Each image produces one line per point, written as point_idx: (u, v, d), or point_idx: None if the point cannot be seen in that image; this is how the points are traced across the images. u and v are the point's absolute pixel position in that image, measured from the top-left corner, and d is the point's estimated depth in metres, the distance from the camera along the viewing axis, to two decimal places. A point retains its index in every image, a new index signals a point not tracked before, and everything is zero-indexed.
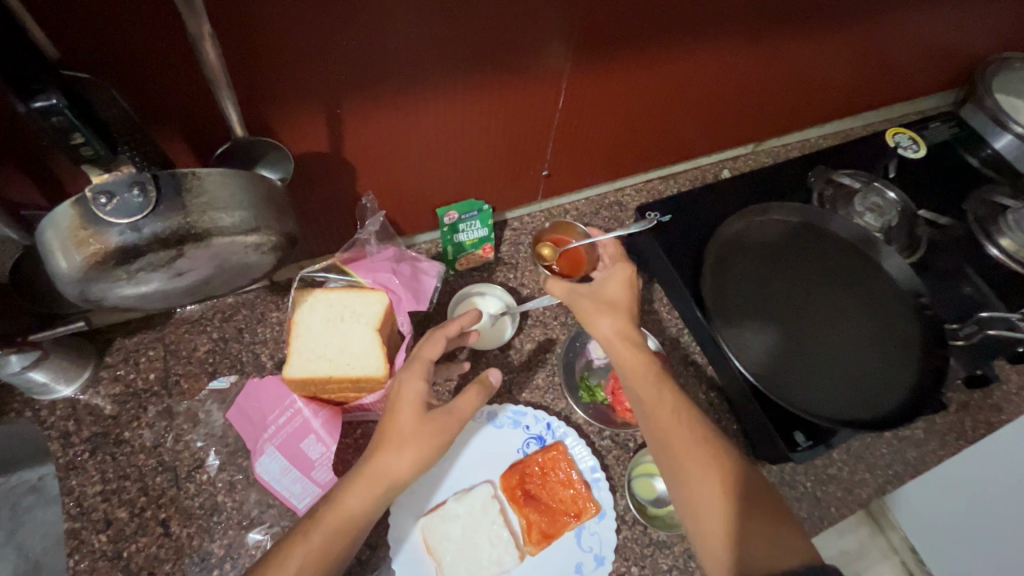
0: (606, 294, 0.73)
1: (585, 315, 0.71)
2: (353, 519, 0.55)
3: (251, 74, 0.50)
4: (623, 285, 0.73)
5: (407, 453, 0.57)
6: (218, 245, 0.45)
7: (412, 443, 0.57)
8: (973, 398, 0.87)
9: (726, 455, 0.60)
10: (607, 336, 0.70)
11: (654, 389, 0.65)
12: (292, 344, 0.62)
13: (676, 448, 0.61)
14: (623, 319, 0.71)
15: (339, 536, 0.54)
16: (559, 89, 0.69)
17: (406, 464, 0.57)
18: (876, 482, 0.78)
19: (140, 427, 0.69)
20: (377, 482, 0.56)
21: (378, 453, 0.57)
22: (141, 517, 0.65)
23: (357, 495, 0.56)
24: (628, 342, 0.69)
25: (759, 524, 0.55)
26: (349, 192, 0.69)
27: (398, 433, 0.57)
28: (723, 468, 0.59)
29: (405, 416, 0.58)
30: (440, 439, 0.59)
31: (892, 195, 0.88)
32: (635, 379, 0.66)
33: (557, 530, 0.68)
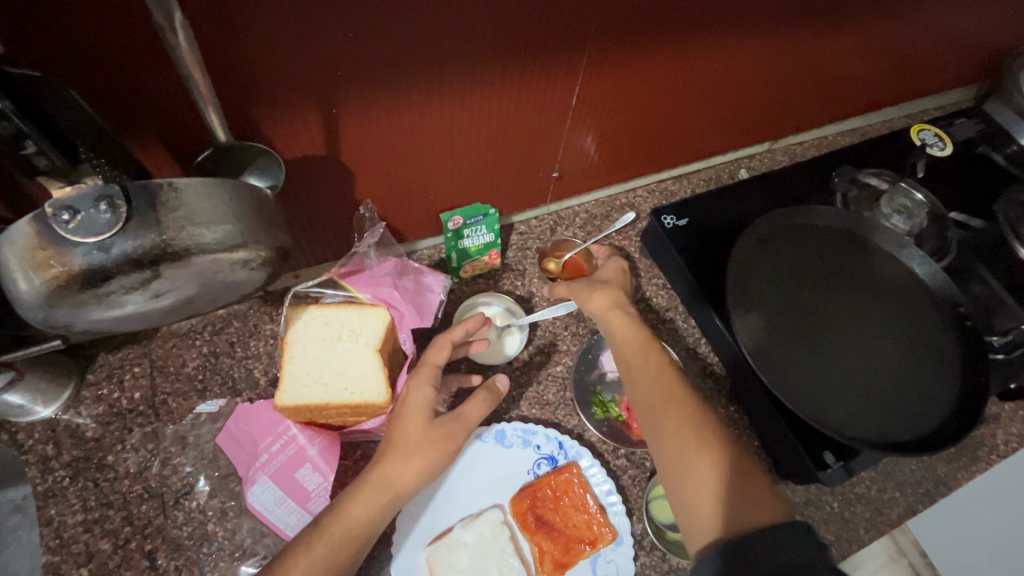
0: (600, 277, 0.73)
1: (579, 293, 0.71)
2: (355, 536, 0.50)
3: (238, 73, 0.45)
4: (617, 270, 0.74)
5: (414, 465, 0.53)
6: (201, 263, 0.40)
7: (421, 454, 0.53)
8: (1005, 410, 0.82)
9: (707, 415, 0.57)
10: (600, 307, 0.68)
11: (641, 351, 0.63)
12: (285, 366, 0.58)
13: (658, 408, 0.58)
14: (614, 290, 0.69)
15: (339, 554, 0.49)
16: (574, 87, 0.64)
17: (415, 477, 0.53)
18: (906, 501, 0.74)
19: (124, 451, 0.65)
20: (381, 497, 0.52)
21: (384, 460, 0.53)
22: (126, 548, 0.60)
23: (358, 514, 0.51)
24: (621, 311, 0.67)
25: (737, 483, 0.52)
26: (347, 199, 0.64)
27: (404, 442, 0.53)
28: (703, 426, 0.56)
29: (413, 423, 0.54)
30: (450, 449, 0.55)
31: (919, 196, 0.83)
32: (621, 342, 0.65)
33: (571, 559, 0.64)
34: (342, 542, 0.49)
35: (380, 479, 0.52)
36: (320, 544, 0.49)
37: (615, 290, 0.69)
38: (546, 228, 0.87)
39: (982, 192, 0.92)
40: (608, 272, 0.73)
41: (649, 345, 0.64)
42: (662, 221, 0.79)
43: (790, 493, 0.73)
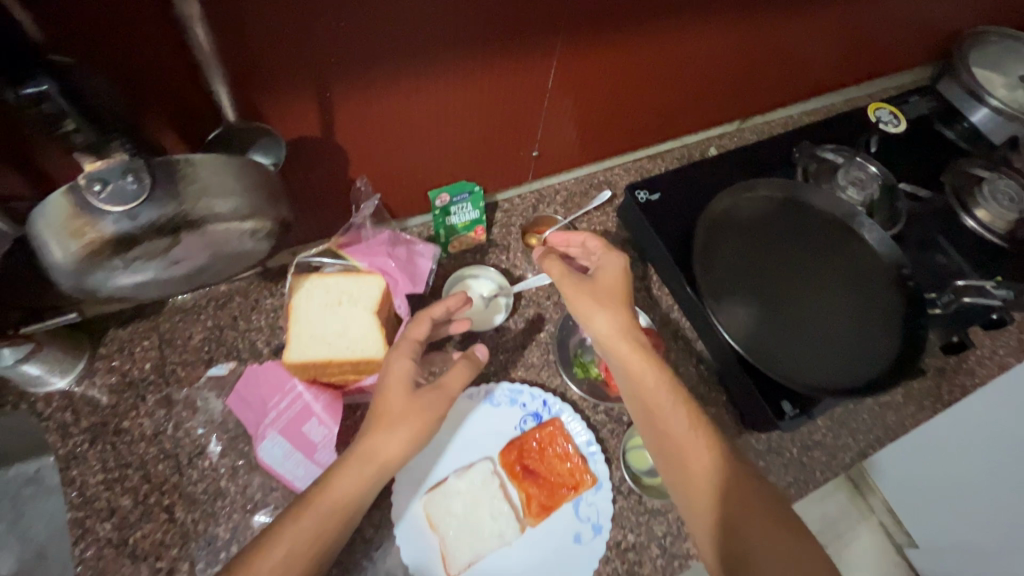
0: (599, 284, 0.70)
1: (585, 311, 0.68)
2: (341, 507, 0.55)
3: (241, 58, 0.49)
4: (616, 274, 0.71)
5: (399, 434, 0.57)
6: (214, 230, 0.46)
7: (403, 424, 0.57)
8: (949, 363, 0.90)
9: (726, 459, 0.60)
10: (610, 335, 0.67)
11: (655, 394, 0.63)
12: (290, 328, 0.63)
13: (678, 458, 0.60)
14: (620, 311, 0.68)
15: (326, 524, 0.54)
16: (550, 69, 0.69)
17: (398, 447, 0.57)
18: (858, 445, 0.82)
19: (139, 416, 0.70)
20: (366, 468, 0.56)
21: (370, 433, 0.57)
22: (146, 503, 0.65)
23: (343, 485, 0.55)
24: (633, 344, 0.66)
25: (776, 538, 0.54)
26: (342, 177, 0.69)
27: (388, 415, 0.57)
28: (721, 473, 0.58)
29: (395, 396, 0.58)
30: (432, 417, 0.59)
31: (873, 168, 0.91)
32: (637, 385, 0.64)
33: (555, 502, 0.70)
34: (330, 512, 0.54)
35: (365, 452, 0.56)
36: (304, 520, 0.53)
37: (622, 313, 0.68)
38: (528, 206, 0.93)
39: (932, 165, 0.99)
40: (605, 277, 0.70)
41: (664, 386, 0.63)
42: (636, 196, 0.85)
43: (755, 441, 0.80)
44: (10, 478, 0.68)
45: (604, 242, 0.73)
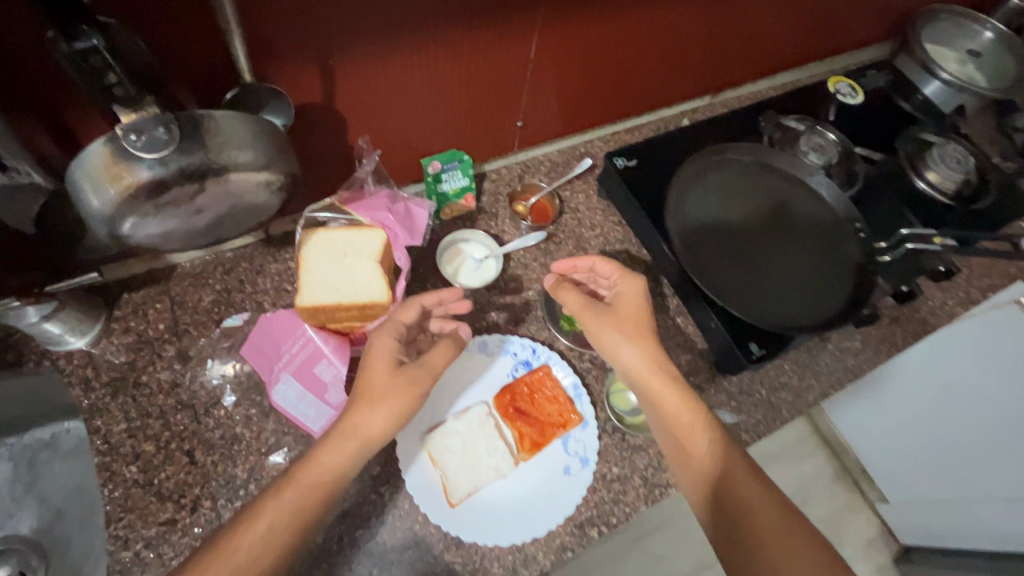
0: (620, 310, 0.75)
1: (613, 341, 0.73)
2: (322, 483, 0.59)
3: (253, 26, 0.54)
4: (635, 303, 0.75)
5: (381, 410, 0.61)
6: (235, 180, 0.51)
7: (384, 400, 0.61)
8: (903, 313, 0.99)
9: (736, 463, 0.65)
10: (636, 364, 0.72)
11: (675, 411, 0.69)
12: (302, 277, 0.68)
13: (690, 465, 0.67)
14: (642, 336, 0.73)
15: (306, 499, 0.58)
16: (532, 41, 0.74)
17: (378, 425, 0.61)
18: (820, 386, 0.90)
19: (156, 371, 0.75)
20: (349, 442, 0.60)
21: (354, 410, 0.61)
22: (168, 449, 0.71)
23: (326, 462, 0.59)
24: (659, 372, 0.71)
25: (795, 546, 0.58)
26: (341, 144, 0.74)
27: (370, 391, 0.61)
28: (731, 476, 0.64)
29: (377, 372, 0.62)
30: (413, 393, 0.63)
31: (831, 136, 0.98)
32: (659, 405, 0.70)
33: (546, 439, 0.76)
34: (311, 488, 0.58)
35: (346, 429, 0.60)
36: (285, 494, 0.58)
37: (648, 343, 0.73)
38: (515, 175, 0.99)
39: (886, 133, 1.07)
40: (626, 305, 0.75)
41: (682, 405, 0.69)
42: (615, 162, 0.92)
43: (727, 384, 0.87)
44: (26, 442, 0.78)
45: (621, 267, 0.78)
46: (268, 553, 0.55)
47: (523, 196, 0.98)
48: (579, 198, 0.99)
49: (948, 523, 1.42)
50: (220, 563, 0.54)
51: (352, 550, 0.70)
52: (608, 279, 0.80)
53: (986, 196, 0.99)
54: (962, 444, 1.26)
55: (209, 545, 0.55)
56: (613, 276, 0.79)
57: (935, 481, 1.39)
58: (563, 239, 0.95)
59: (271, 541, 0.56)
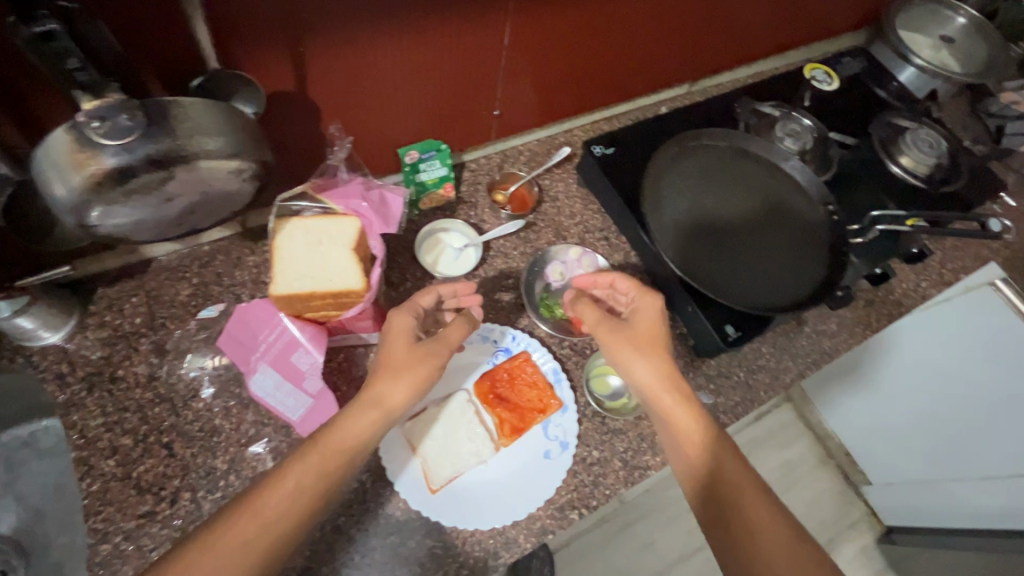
0: (637, 331, 0.73)
1: (626, 357, 0.71)
2: (348, 447, 0.62)
3: (219, 13, 0.54)
4: (652, 319, 0.74)
5: (403, 381, 0.66)
6: (205, 167, 0.51)
7: (405, 372, 0.66)
8: (878, 295, 1.01)
9: (747, 487, 0.64)
10: (647, 381, 0.70)
11: (689, 433, 0.67)
12: (276, 266, 0.63)
13: (687, 469, 0.67)
14: (660, 358, 0.71)
15: (332, 462, 0.61)
16: (505, 27, 0.74)
17: (399, 395, 0.65)
18: (797, 367, 0.92)
19: (133, 365, 0.74)
20: (373, 412, 0.64)
21: (377, 382, 0.65)
22: (146, 442, 0.70)
23: (352, 428, 0.63)
24: (672, 390, 0.69)
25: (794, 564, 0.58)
26: (316, 134, 0.74)
27: (392, 364, 0.66)
28: (742, 500, 0.63)
29: (398, 347, 0.67)
30: (431, 366, 0.67)
31: (807, 122, 1.00)
32: (673, 426, 0.68)
33: (526, 424, 0.77)
34: (337, 451, 0.62)
35: (370, 398, 0.64)
36: (311, 456, 0.60)
37: (662, 359, 0.71)
38: (494, 165, 0.99)
39: (860, 119, 1.09)
40: (643, 326, 0.74)
41: (698, 429, 0.67)
42: (593, 149, 0.93)
43: (706, 368, 0.89)
44: (3, 442, 0.76)
45: (637, 284, 0.77)
46: (295, 510, 0.58)
47: (502, 185, 0.98)
48: (558, 187, 0.99)
49: (928, 502, 1.45)
50: (249, 519, 0.57)
51: (334, 538, 0.70)
52: (626, 296, 0.79)
53: (959, 177, 1.01)
54: (942, 424, 1.29)
55: (237, 502, 0.58)
56: (632, 292, 0.77)
57: (915, 461, 1.42)
58: (543, 227, 0.95)
59: (298, 498, 0.59)
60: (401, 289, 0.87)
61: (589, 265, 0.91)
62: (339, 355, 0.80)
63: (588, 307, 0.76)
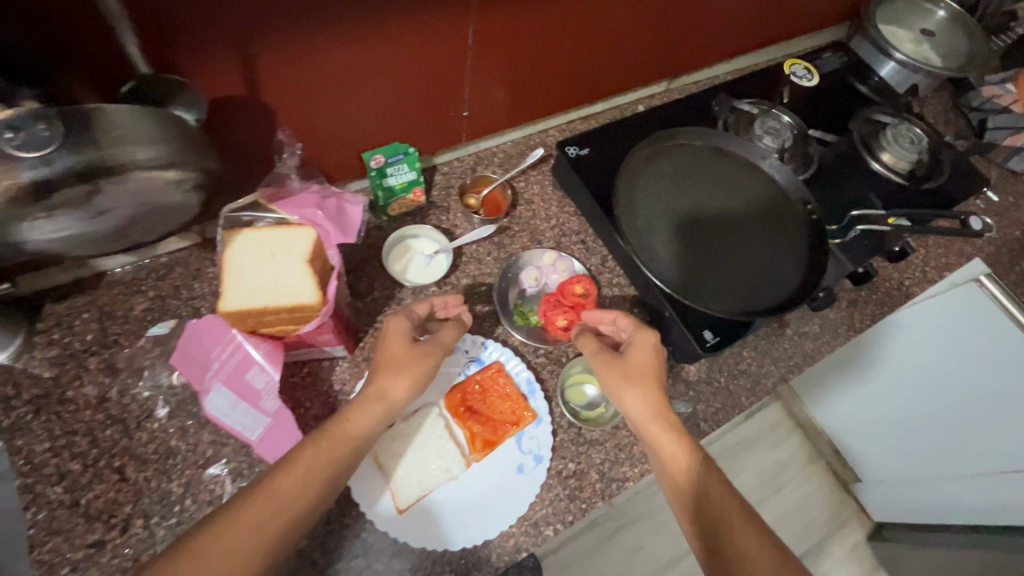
0: (630, 364, 0.72)
1: (615, 387, 0.71)
2: (356, 435, 0.63)
3: (152, 14, 0.50)
4: (646, 351, 0.73)
5: (403, 377, 0.67)
6: (136, 178, 0.48)
7: (405, 369, 0.68)
8: (861, 295, 0.99)
9: (733, 513, 0.61)
10: (637, 412, 0.69)
11: (676, 460, 0.65)
12: (225, 280, 0.60)
13: (677, 496, 0.65)
14: (651, 392, 0.69)
15: (341, 451, 0.61)
16: (469, 27, 0.71)
17: (403, 388, 0.67)
18: (779, 371, 0.90)
19: (83, 385, 0.71)
20: (377, 406, 0.65)
21: (378, 377, 0.67)
22: (96, 466, 0.67)
23: (360, 418, 0.64)
24: (661, 419, 0.68)
25: None
26: (271, 139, 0.71)
27: (392, 361, 0.68)
28: (730, 528, 0.60)
29: (396, 346, 0.69)
30: (429, 362, 0.69)
31: (786, 119, 0.98)
32: (659, 452, 0.67)
33: (498, 438, 0.74)
34: (346, 440, 0.62)
35: (374, 392, 0.65)
36: (323, 442, 0.61)
37: (652, 389, 0.70)
38: (466, 167, 0.96)
39: (841, 115, 1.07)
40: (636, 358, 0.72)
41: (682, 456, 0.65)
42: (566, 151, 0.90)
43: (686, 374, 0.86)
44: None
45: (632, 319, 0.76)
46: (308, 492, 0.58)
47: (474, 188, 0.95)
48: (533, 189, 0.96)
49: (918, 499, 1.44)
50: (265, 497, 0.56)
51: (298, 562, 0.67)
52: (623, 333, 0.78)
53: (942, 174, 0.99)
54: (929, 422, 1.28)
55: (248, 490, 0.56)
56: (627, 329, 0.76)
57: (903, 459, 1.41)
58: (517, 231, 0.92)
59: (310, 484, 0.58)
60: (369, 299, 0.83)
61: (564, 270, 0.89)
62: (305, 368, 0.77)
63: (588, 339, 0.76)
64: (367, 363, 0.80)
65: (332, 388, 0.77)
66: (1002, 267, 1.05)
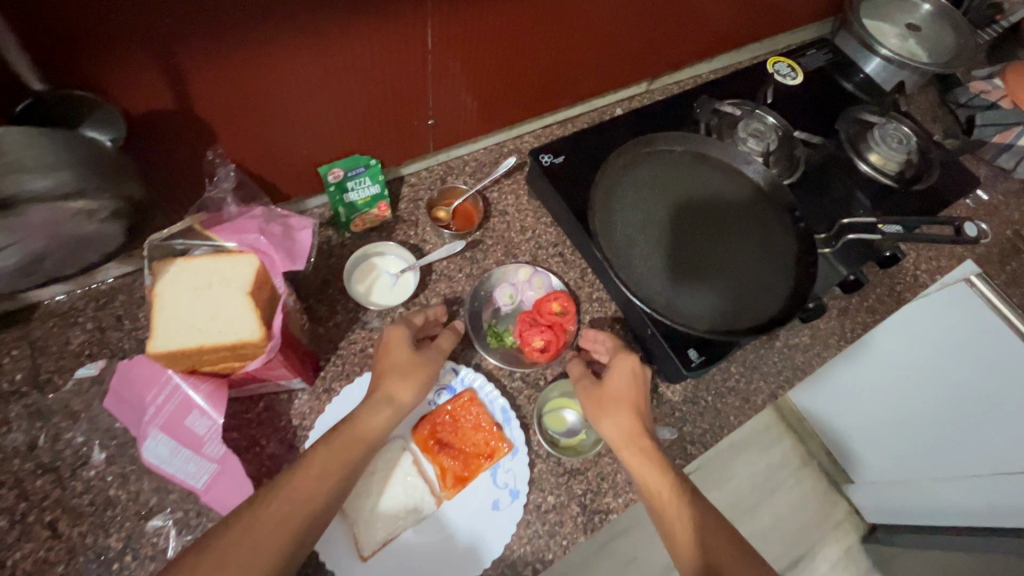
0: (608, 392, 0.69)
1: (591, 414, 0.69)
2: (365, 438, 0.61)
3: (51, 23, 0.44)
4: (625, 374, 0.70)
5: (409, 380, 0.67)
6: (39, 212, 0.43)
7: (411, 373, 0.67)
8: (852, 302, 0.95)
9: (716, 531, 0.59)
10: (614, 438, 0.66)
11: (659, 480, 0.63)
12: (155, 317, 0.55)
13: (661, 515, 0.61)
14: (626, 416, 0.66)
15: (353, 453, 0.60)
16: (426, 29, 0.65)
17: (409, 392, 0.66)
18: (769, 388, 0.85)
19: (10, 431, 0.64)
20: (386, 411, 0.64)
21: (384, 381, 0.66)
22: (25, 522, 0.61)
23: (370, 421, 0.63)
24: (636, 446, 0.65)
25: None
26: (206, 158, 0.64)
27: (396, 366, 0.67)
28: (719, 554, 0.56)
29: (400, 352, 0.68)
30: (434, 367, 0.69)
31: (771, 119, 0.94)
32: (637, 476, 0.64)
33: (471, 472, 0.69)
34: (356, 442, 0.61)
35: (382, 396, 0.64)
36: (337, 442, 0.60)
37: (628, 412, 0.67)
38: (436, 178, 0.91)
39: (828, 114, 1.02)
40: (613, 382, 0.70)
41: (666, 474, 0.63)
42: (540, 159, 0.84)
43: (671, 394, 0.81)
44: None
45: (613, 343, 0.74)
46: (324, 488, 0.56)
47: (442, 201, 0.89)
48: (507, 200, 0.91)
49: (912, 506, 1.41)
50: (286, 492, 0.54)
51: None
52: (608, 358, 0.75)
53: (931, 174, 0.94)
54: (920, 432, 1.23)
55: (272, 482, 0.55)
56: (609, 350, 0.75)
57: (891, 461, 1.37)
58: (491, 245, 0.87)
59: (325, 484, 0.57)
60: (331, 324, 0.78)
61: (541, 286, 0.83)
62: (260, 403, 0.72)
63: (578, 363, 0.75)
64: (329, 395, 0.74)
65: (291, 423, 0.71)
66: (995, 267, 1.01)
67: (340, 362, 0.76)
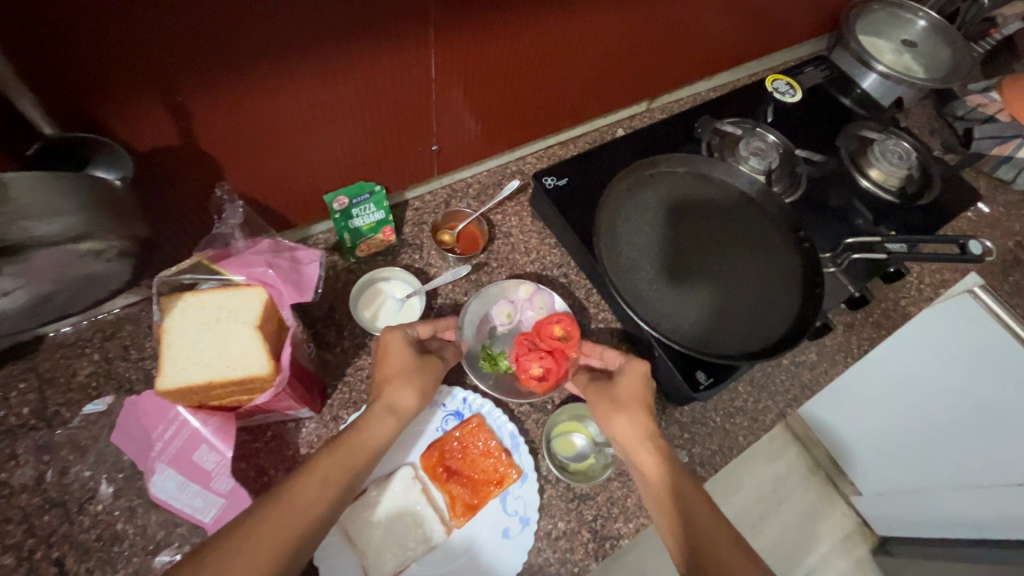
0: (618, 394, 0.70)
1: (599, 414, 0.70)
2: (370, 444, 0.62)
3: (55, 63, 0.44)
4: (636, 382, 0.71)
5: (408, 385, 0.68)
6: (43, 256, 0.42)
7: (411, 377, 0.68)
8: (857, 318, 0.95)
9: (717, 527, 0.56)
10: (627, 436, 0.67)
11: (666, 496, 0.61)
12: (163, 353, 0.56)
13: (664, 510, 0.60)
14: (638, 415, 0.67)
15: (355, 463, 0.59)
16: (429, 59, 0.66)
17: (410, 399, 0.67)
18: (777, 407, 0.85)
19: (18, 467, 0.63)
20: (391, 418, 0.65)
21: (384, 389, 0.67)
22: (32, 559, 0.60)
23: (373, 430, 0.63)
24: (648, 444, 0.65)
25: None
26: (214, 194, 0.65)
27: (393, 373, 0.68)
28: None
29: (397, 361, 0.69)
30: (430, 373, 0.70)
31: (772, 138, 0.95)
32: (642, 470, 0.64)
33: (479, 500, 0.69)
34: (364, 449, 0.61)
35: (385, 406, 0.65)
36: (341, 449, 0.59)
37: (639, 413, 0.68)
38: (440, 202, 0.91)
39: (829, 130, 1.03)
40: (625, 385, 0.71)
41: (677, 491, 0.61)
42: (544, 182, 0.85)
43: (679, 415, 0.81)
44: None
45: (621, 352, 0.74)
46: (323, 501, 0.55)
47: (448, 223, 0.88)
48: (511, 221, 0.91)
49: (920, 522, 1.38)
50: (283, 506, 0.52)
51: None
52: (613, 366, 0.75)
53: (933, 189, 0.94)
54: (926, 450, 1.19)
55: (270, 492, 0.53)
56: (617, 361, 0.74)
57: (894, 474, 1.34)
58: (495, 267, 0.87)
59: (326, 496, 0.55)
60: (338, 349, 0.78)
61: (542, 305, 0.81)
62: (269, 432, 0.71)
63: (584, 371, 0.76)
64: (337, 422, 0.73)
65: (299, 452, 0.71)
66: (996, 279, 0.99)
67: (348, 390, 0.75)
